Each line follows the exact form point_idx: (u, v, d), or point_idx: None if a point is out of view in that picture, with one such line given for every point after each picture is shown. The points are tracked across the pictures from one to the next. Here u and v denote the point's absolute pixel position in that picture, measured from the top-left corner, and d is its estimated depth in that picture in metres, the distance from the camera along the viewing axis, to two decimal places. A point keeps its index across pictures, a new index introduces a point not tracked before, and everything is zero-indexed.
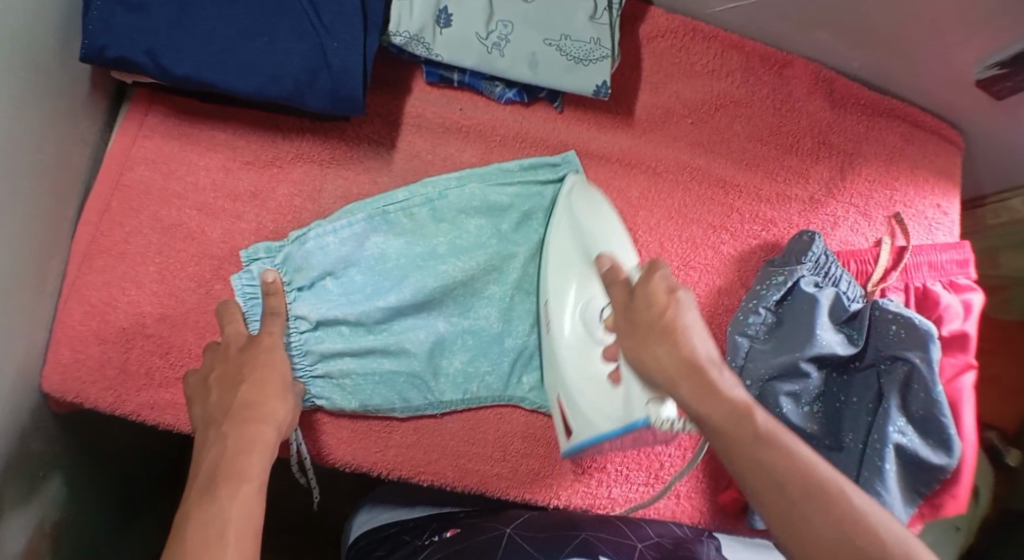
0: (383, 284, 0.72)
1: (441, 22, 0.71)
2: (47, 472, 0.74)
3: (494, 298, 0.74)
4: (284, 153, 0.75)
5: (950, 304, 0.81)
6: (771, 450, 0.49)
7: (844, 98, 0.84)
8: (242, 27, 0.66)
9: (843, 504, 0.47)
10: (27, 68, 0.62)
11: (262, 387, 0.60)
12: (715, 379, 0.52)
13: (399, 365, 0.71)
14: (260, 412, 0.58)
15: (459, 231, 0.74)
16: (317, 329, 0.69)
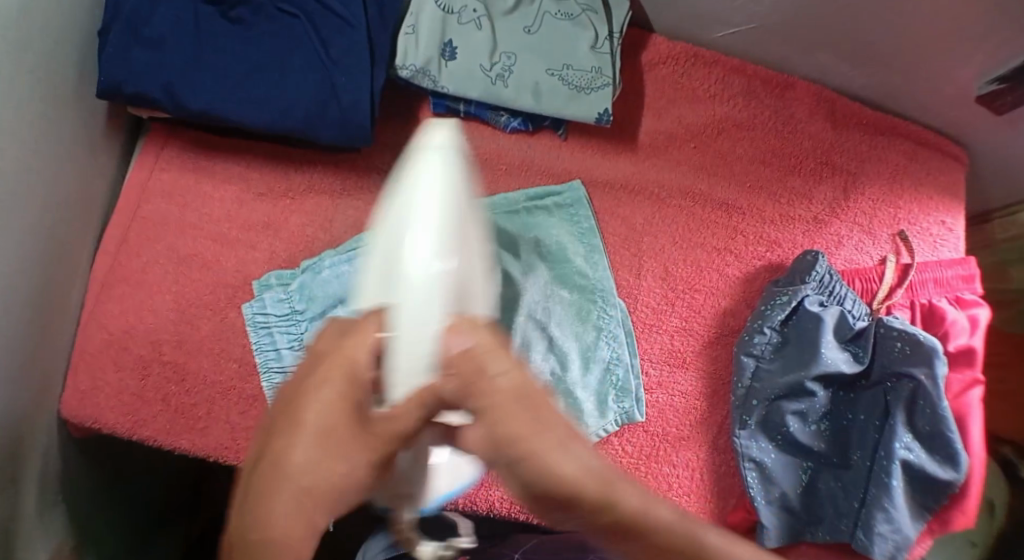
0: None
1: (447, 55, 0.73)
2: (63, 496, 0.76)
3: (501, 325, 0.75)
4: (296, 185, 0.77)
5: (957, 319, 0.81)
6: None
7: (846, 119, 0.86)
8: (256, 62, 0.69)
9: None
10: (47, 103, 0.65)
11: (305, 493, 0.40)
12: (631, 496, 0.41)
13: None
14: (299, 546, 0.40)
15: None
16: None
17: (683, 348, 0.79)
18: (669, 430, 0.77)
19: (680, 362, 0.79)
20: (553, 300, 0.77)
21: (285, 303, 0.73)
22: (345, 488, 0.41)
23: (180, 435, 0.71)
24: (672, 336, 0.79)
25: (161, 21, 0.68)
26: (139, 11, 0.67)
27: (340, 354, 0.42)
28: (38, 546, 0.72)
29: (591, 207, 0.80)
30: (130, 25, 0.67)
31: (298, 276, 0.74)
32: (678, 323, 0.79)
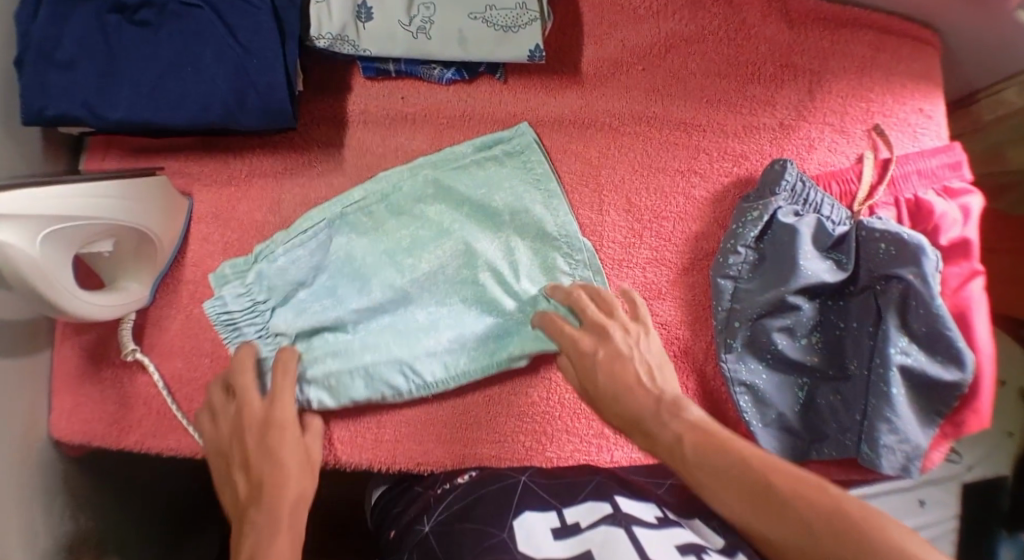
0: (352, 287, 0.73)
1: (363, 16, 0.70)
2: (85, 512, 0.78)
3: (465, 282, 0.74)
4: (237, 171, 0.75)
5: (945, 212, 0.77)
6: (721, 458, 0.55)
7: (801, 16, 0.81)
8: (168, 62, 0.67)
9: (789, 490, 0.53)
10: None
11: (280, 451, 0.66)
12: (686, 407, 0.60)
13: (380, 357, 0.72)
14: (276, 478, 0.64)
15: (420, 222, 0.74)
16: (297, 341, 0.72)
17: (657, 279, 0.77)
18: None
19: (656, 293, 0.76)
20: (516, 250, 0.75)
21: (245, 297, 0.71)
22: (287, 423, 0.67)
23: (166, 435, 0.73)
24: (646, 272, 0.76)
25: (71, 42, 0.66)
26: (46, 34, 0.66)
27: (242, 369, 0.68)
28: None
29: (545, 151, 0.76)
30: (40, 52, 0.66)
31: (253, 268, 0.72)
32: (648, 253, 0.77)
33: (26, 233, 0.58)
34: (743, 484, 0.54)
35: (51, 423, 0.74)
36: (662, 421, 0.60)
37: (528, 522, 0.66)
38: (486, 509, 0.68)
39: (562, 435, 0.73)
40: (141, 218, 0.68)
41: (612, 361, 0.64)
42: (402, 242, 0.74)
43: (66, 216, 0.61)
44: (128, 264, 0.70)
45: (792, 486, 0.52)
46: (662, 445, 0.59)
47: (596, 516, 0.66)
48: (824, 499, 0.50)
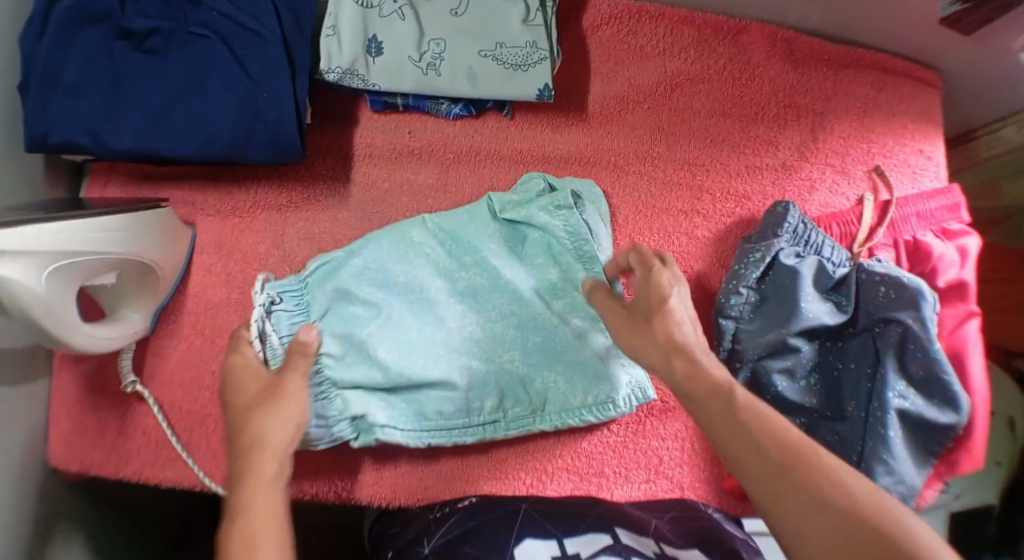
0: (414, 324, 0.71)
1: (373, 51, 0.70)
2: (79, 541, 0.77)
3: (513, 341, 0.72)
4: (241, 203, 0.75)
5: (944, 253, 0.78)
6: (760, 428, 0.51)
7: (805, 57, 0.82)
8: (175, 92, 0.67)
9: (815, 468, 0.49)
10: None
11: (260, 437, 0.57)
12: (744, 395, 0.54)
13: (441, 392, 0.71)
14: (261, 468, 0.55)
15: (481, 268, 0.73)
16: (344, 357, 0.69)
17: None
18: (654, 402, 0.75)
19: None
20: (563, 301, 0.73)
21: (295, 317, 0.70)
22: (277, 436, 0.57)
23: (164, 467, 0.72)
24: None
25: (77, 68, 0.66)
26: (51, 59, 0.65)
27: (230, 357, 0.64)
28: None
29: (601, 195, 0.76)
30: (45, 79, 0.65)
31: (301, 289, 0.71)
32: None
33: (31, 270, 0.58)
34: (790, 490, 0.49)
35: (46, 452, 0.73)
36: (695, 388, 0.55)
37: (529, 550, 0.71)
38: (489, 534, 0.72)
39: (561, 472, 0.74)
40: (145, 249, 0.67)
41: (649, 295, 0.60)
42: (454, 288, 0.73)
43: (69, 251, 0.60)
44: (128, 296, 0.69)
45: (871, 504, 0.47)
46: (702, 398, 0.55)
47: (595, 547, 0.71)
48: (852, 494, 0.48)
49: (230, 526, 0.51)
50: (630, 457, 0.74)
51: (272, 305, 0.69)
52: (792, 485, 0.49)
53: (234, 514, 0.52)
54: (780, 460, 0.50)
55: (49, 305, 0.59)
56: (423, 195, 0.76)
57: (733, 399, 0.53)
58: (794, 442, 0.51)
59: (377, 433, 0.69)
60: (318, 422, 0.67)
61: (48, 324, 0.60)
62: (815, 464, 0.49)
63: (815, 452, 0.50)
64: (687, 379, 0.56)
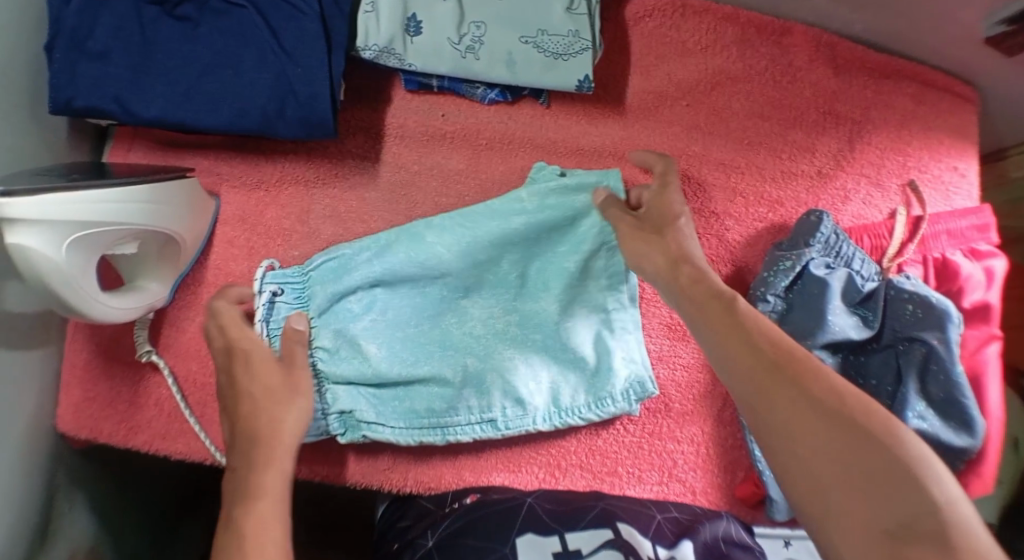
0: (413, 318, 0.71)
1: (412, 30, 0.68)
2: (85, 508, 0.76)
3: (517, 341, 0.71)
4: (268, 176, 0.73)
5: (971, 274, 0.78)
6: (753, 327, 0.53)
7: (849, 63, 0.80)
8: (207, 62, 0.65)
9: (806, 364, 0.49)
10: (14, 127, 0.63)
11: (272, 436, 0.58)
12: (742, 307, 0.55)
13: (436, 389, 0.70)
14: (271, 463, 0.56)
15: (489, 265, 0.72)
16: (339, 352, 0.69)
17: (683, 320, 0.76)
18: (673, 405, 0.75)
19: (682, 335, 0.76)
20: (571, 303, 0.72)
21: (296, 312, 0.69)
22: (282, 435, 0.59)
23: (175, 440, 0.71)
24: (665, 336, 0.76)
25: (105, 32, 0.63)
26: (79, 22, 0.63)
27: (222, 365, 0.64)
28: None
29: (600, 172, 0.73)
30: (72, 39, 0.63)
31: (303, 281, 0.70)
32: None
33: (48, 240, 0.56)
34: (781, 379, 0.49)
35: (54, 417, 0.72)
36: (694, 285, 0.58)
37: (529, 545, 0.67)
38: (487, 530, 0.68)
39: (574, 469, 0.73)
40: (168, 220, 0.66)
41: (663, 205, 0.68)
42: (457, 285, 0.71)
43: (88, 223, 0.58)
44: (149, 264, 0.68)
45: (862, 405, 0.47)
46: (703, 302, 0.57)
47: (598, 542, 0.67)
48: (840, 390, 0.48)
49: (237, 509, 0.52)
50: (644, 459, 0.74)
51: (273, 298, 0.69)
52: (782, 374, 0.49)
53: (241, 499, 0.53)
54: (775, 363, 0.50)
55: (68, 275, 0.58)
56: (453, 180, 0.74)
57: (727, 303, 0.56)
58: (789, 345, 0.51)
59: (365, 429, 0.69)
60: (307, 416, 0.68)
61: (68, 294, 0.59)
62: (807, 362, 0.50)
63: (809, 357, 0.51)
64: (690, 281, 0.59)
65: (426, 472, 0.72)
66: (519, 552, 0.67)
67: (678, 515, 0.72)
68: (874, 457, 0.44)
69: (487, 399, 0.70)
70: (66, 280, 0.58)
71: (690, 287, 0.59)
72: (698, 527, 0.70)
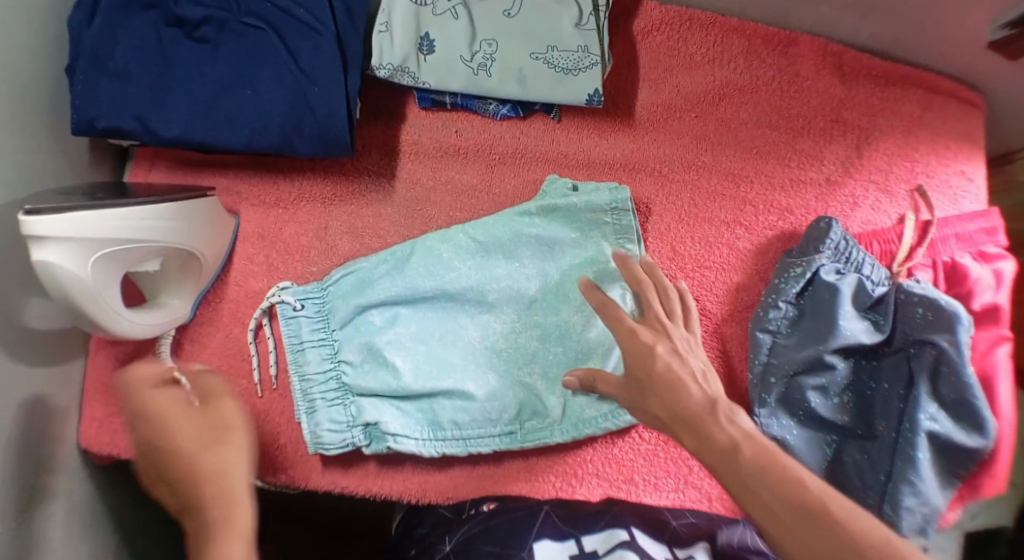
0: (435, 332, 0.72)
1: (424, 49, 0.70)
2: (107, 523, 0.77)
3: (538, 355, 0.73)
4: (285, 194, 0.75)
5: (980, 277, 0.78)
6: (755, 457, 0.49)
7: (855, 72, 0.81)
8: (225, 83, 0.66)
9: (809, 492, 0.47)
10: (37, 150, 0.65)
11: (217, 469, 0.59)
12: (720, 414, 0.53)
13: (457, 403, 0.71)
14: (224, 495, 0.58)
15: (510, 279, 0.73)
16: (363, 365, 0.71)
17: None
18: None
19: None
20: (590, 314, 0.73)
21: (318, 326, 0.71)
22: (229, 466, 0.60)
23: None
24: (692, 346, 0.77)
25: (126, 53, 0.65)
26: (100, 45, 0.65)
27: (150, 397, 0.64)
28: None
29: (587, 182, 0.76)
30: (94, 61, 0.65)
31: (322, 294, 0.72)
32: None
33: (73, 257, 0.57)
34: (803, 523, 0.46)
35: (80, 434, 0.73)
36: (710, 425, 0.52)
37: (545, 550, 0.72)
38: (504, 535, 0.73)
39: (591, 478, 0.73)
40: (189, 238, 0.67)
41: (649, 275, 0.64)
42: (479, 299, 0.73)
43: (112, 240, 0.60)
44: (171, 280, 0.70)
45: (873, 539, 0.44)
46: (712, 449, 0.51)
47: (612, 541, 0.72)
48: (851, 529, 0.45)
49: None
50: (660, 465, 0.74)
51: (294, 312, 0.71)
52: (804, 511, 0.46)
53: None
54: (817, 518, 0.46)
55: (90, 292, 0.59)
56: (467, 194, 0.75)
57: (717, 430, 0.51)
58: (791, 470, 0.48)
59: (390, 441, 0.70)
60: (334, 427, 0.69)
61: (92, 310, 0.60)
62: (815, 490, 0.47)
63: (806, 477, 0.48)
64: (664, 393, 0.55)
65: (445, 482, 0.73)
66: (536, 556, 0.71)
67: (694, 517, 0.76)
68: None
69: (512, 410, 0.71)
70: (90, 296, 0.60)
71: (696, 437, 0.52)
72: (716, 531, 0.75)
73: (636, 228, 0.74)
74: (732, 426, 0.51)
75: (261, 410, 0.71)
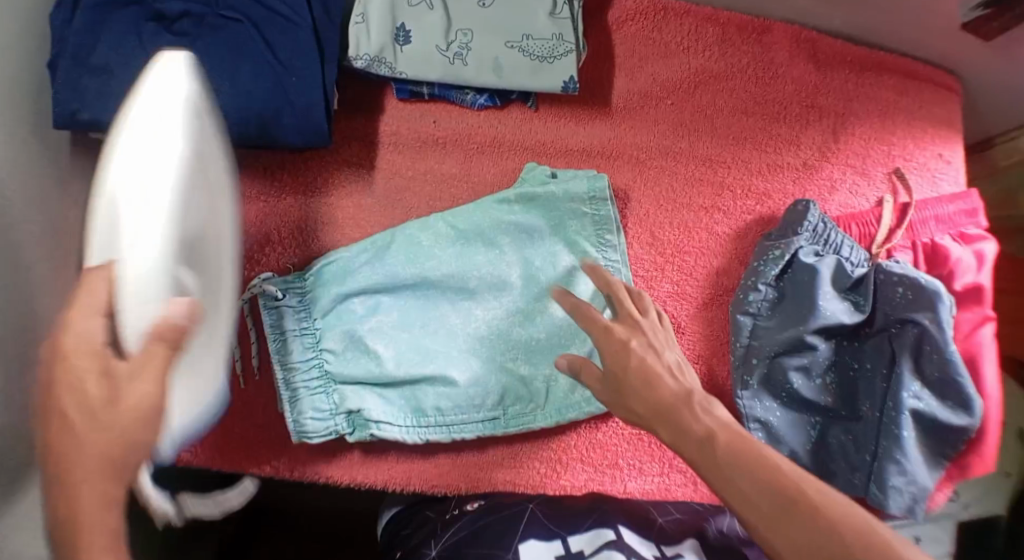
0: (417, 319, 0.72)
1: (401, 39, 0.71)
2: None
3: (521, 341, 0.73)
4: (268, 189, 0.75)
5: (961, 257, 0.78)
6: (731, 450, 0.49)
7: (829, 57, 0.82)
8: (207, 75, 0.68)
9: (786, 478, 0.47)
10: (17, 139, 0.65)
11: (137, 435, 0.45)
12: (701, 404, 0.53)
13: (440, 390, 0.71)
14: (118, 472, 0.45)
15: (493, 266, 0.73)
16: (346, 354, 0.71)
17: (677, 312, 0.77)
18: None
19: (677, 328, 0.77)
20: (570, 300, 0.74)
21: (299, 315, 0.71)
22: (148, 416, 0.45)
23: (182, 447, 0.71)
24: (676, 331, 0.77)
25: (108, 48, 0.66)
26: (83, 40, 0.66)
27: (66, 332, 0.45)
28: None
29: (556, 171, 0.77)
30: (77, 57, 0.66)
31: (304, 284, 0.72)
32: (669, 286, 0.77)
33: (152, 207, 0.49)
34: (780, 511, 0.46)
35: None
36: (690, 417, 0.52)
37: (532, 551, 0.70)
38: (491, 536, 0.71)
39: (576, 464, 0.73)
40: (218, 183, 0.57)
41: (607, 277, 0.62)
42: (461, 285, 0.73)
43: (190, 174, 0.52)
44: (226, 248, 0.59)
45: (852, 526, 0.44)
46: (689, 441, 0.51)
47: (599, 542, 0.71)
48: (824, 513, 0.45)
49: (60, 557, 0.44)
50: (644, 450, 0.74)
51: (276, 301, 0.70)
52: (780, 498, 0.47)
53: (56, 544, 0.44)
54: (785, 503, 0.46)
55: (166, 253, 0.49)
56: (447, 183, 0.76)
57: (695, 425, 0.52)
58: (771, 461, 0.48)
59: (372, 428, 0.70)
60: (317, 415, 0.69)
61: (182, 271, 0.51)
62: (791, 475, 0.48)
63: (779, 462, 0.48)
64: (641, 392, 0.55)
65: (430, 471, 0.72)
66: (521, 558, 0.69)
67: (680, 514, 0.75)
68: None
69: (495, 398, 0.71)
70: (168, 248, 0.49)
71: (670, 428, 0.53)
72: (703, 525, 0.74)
73: (615, 218, 0.75)
74: (707, 417, 0.52)
75: (245, 400, 0.71)
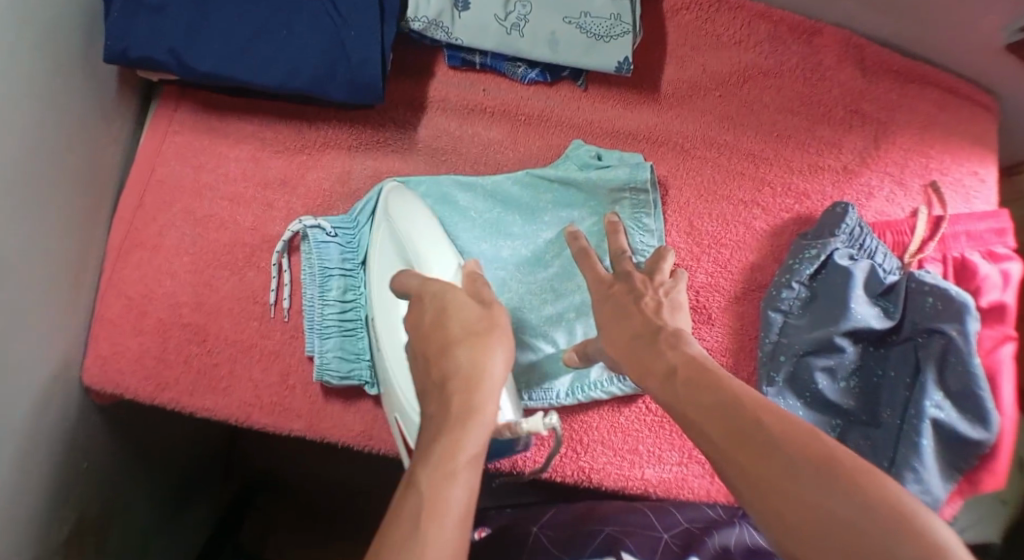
0: None
1: (460, 5, 0.71)
2: (92, 466, 0.75)
3: (551, 315, 0.73)
4: (311, 141, 0.75)
5: (988, 275, 0.77)
6: (693, 381, 0.50)
7: (876, 66, 0.82)
8: (263, 22, 0.67)
9: (734, 397, 0.48)
10: (55, 71, 0.64)
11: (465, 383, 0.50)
12: (680, 337, 0.55)
13: None
14: (460, 418, 0.48)
15: (527, 240, 0.75)
16: None
17: (708, 302, 0.78)
18: None
19: (705, 318, 0.78)
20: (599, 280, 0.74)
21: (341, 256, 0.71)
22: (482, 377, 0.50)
23: (201, 396, 0.70)
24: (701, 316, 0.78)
25: None
26: None
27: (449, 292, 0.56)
28: (69, 513, 0.72)
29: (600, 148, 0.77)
30: None
31: (355, 227, 0.72)
32: (703, 277, 0.78)
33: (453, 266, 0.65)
34: (735, 436, 0.46)
35: (80, 369, 0.71)
36: (659, 352, 0.54)
37: None
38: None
39: (597, 447, 0.73)
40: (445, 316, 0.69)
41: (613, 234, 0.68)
42: (494, 256, 0.74)
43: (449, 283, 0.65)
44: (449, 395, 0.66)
45: (796, 441, 0.44)
46: (654, 374, 0.54)
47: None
48: (776, 433, 0.45)
49: (451, 440, 0.47)
50: (665, 438, 0.73)
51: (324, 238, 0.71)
52: (731, 417, 0.47)
53: (457, 424, 0.48)
54: (736, 425, 0.46)
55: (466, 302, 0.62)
56: (491, 151, 0.76)
57: (670, 360, 0.53)
58: (728, 387, 0.49)
59: None
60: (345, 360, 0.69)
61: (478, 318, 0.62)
62: (744, 395, 0.48)
63: (733, 383, 0.49)
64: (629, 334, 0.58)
65: None
66: None
67: (687, 526, 0.72)
68: (888, 539, 0.39)
69: (518, 368, 0.73)
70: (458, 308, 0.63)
71: (639, 364, 0.56)
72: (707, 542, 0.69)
73: (655, 202, 0.74)
74: (672, 350, 0.54)
75: (271, 353, 0.71)
